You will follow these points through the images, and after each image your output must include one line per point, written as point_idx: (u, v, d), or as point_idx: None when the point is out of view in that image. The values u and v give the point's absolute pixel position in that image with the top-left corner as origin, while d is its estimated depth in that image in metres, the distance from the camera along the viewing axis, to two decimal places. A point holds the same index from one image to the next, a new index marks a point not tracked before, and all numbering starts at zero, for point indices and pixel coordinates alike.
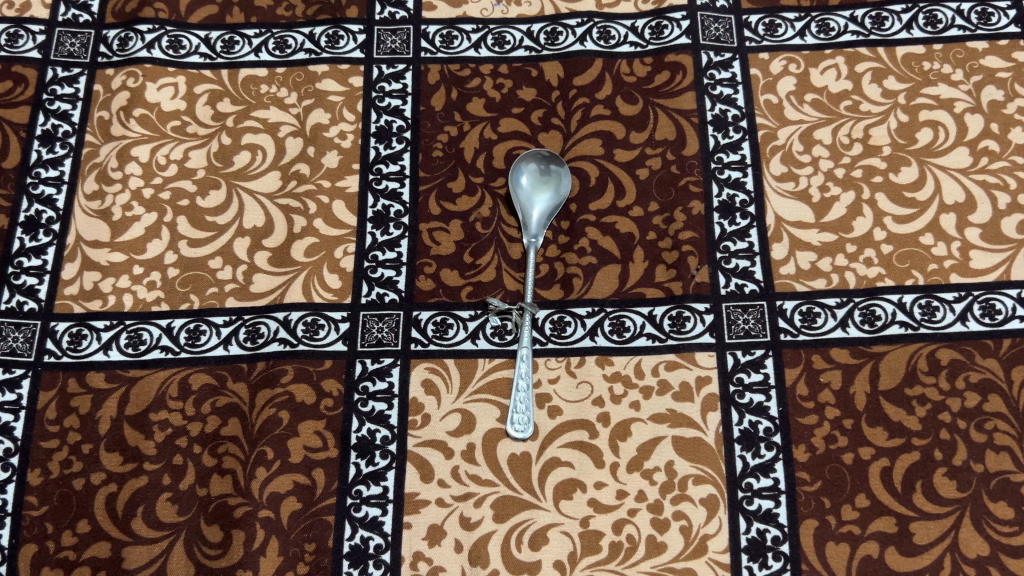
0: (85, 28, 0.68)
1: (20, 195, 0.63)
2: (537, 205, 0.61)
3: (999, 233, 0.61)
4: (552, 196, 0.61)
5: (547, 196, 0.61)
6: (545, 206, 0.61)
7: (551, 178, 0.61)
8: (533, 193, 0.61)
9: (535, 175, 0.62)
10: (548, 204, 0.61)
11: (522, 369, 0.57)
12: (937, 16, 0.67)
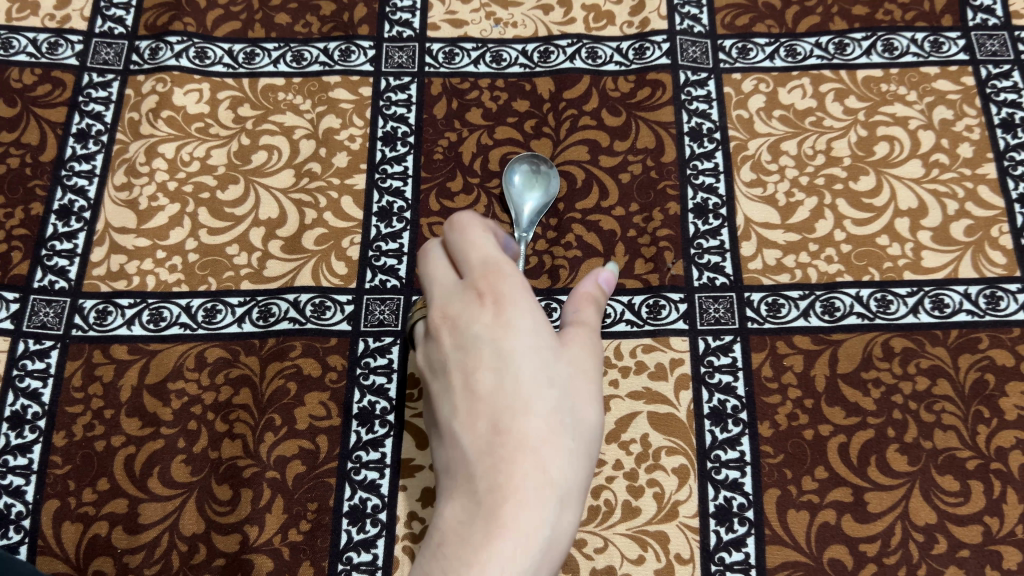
0: (118, 38, 0.74)
1: (54, 186, 0.69)
2: (526, 201, 0.67)
3: (948, 236, 0.67)
4: (541, 194, 0.67)
5: (537, 193, 0.67)
6: (534, 202, 0.67)
7: (540, 178, 0.68)
8: (523, 190, 0.68)
9: (526, 173, 0.68)
10: (538, 201, 0.67)
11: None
12: (893, 44, 0.74)
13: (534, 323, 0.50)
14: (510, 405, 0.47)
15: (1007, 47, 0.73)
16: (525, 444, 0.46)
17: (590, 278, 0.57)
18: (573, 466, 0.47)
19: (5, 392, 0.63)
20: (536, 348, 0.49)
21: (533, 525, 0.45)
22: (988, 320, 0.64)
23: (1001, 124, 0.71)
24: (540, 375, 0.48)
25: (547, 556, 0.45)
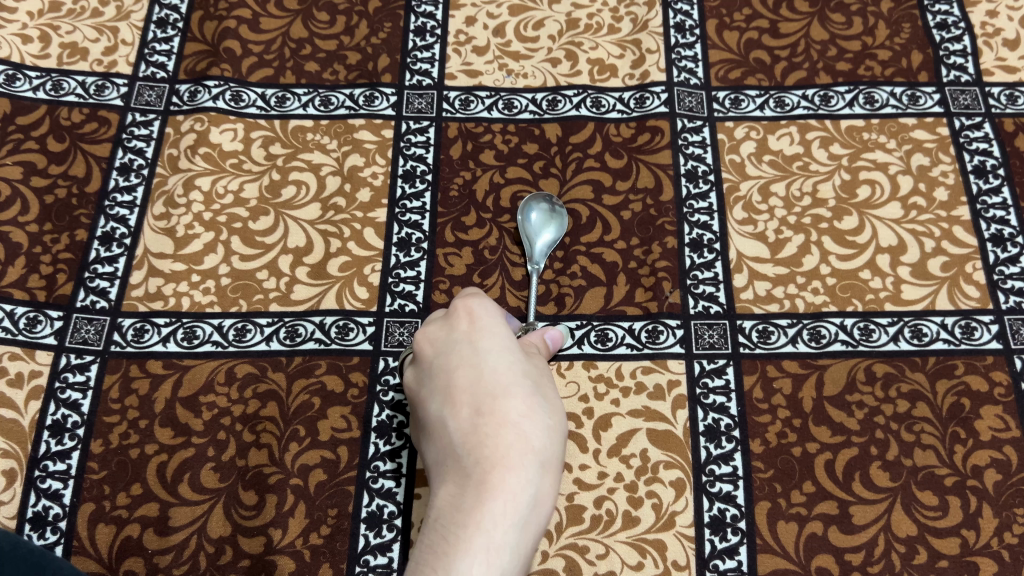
0: (160, 82, 0.81)
1: (98, 215, 0.74)
2: (541, 234, 0.72)
3: (926, 271, 0.72)
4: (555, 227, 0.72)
5: (551, 226, 0.72)
6: (549, 234, 0.72)
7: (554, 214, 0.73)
8: (539, 224, 0.72)
9: (542, 208, 0.73)
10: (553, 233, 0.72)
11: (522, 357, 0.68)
12: (874, 97, 0.80)
13: (503, 332, 0.60)
14: (487, 391, 0.56)
15: (978, 101, 0.80)
16: (503, 423, 0.54)
17: (539, 335, 0.65)
18: (549, 439, 0.55)
19: (46, 402, 0.67)
20: (507, 349, 0.58)
21: (518, 487, 0.52)
22: (963, 348, 0.69)
23: (974, 171, 0.77)
24: (511, 370, 0.57)
25: (534, 513, 0.52)
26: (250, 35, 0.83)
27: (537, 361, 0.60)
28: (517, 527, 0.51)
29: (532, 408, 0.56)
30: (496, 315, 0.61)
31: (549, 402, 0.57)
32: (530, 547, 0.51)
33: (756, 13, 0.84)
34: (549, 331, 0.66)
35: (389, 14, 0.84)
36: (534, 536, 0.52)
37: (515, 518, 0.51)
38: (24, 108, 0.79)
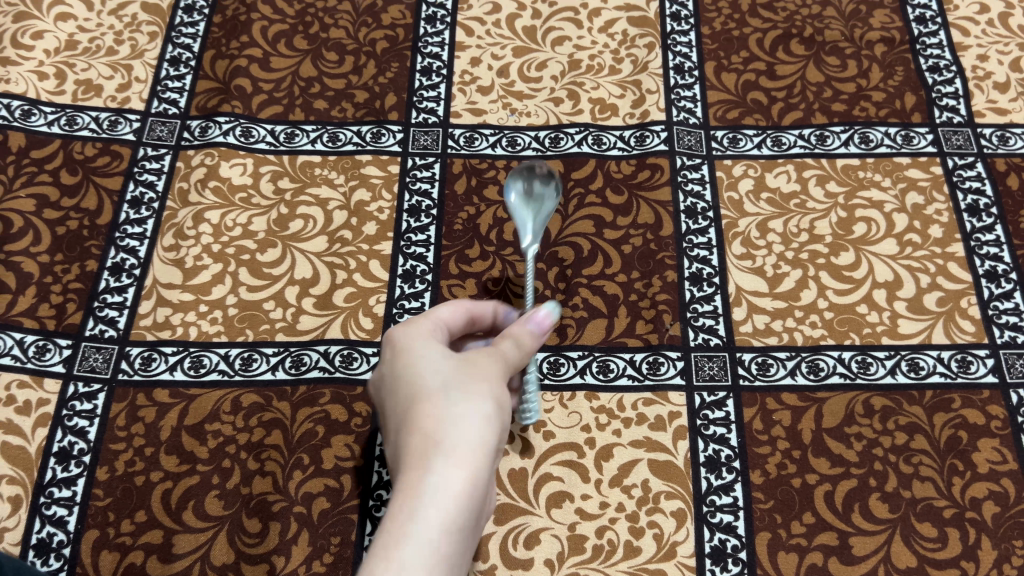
0: (172, 118, 0.82)
1: (108, 246, 0.76)
2: (521, 212, 0.72)
3: (922, 306, 0.73)
4: (536, 205, 0.72)
5: (533, 202, 0.72)
6: (529, 211, 0.72)
7: (538, 190, 0.73)
8: (518, 203, 0.72)
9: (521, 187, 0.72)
10: (534, 209, 0.72)
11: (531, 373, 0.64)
12: (869, 137, 0.82)
13: (426, 334, 0.55)
14: (403, 397, 0.52)
15: (970, 142, 0.82)
16: (411, 426, 0.50)
17: (521, 325, 0.56)
18: (458, 423, 0.50)
19: (53, 429, 0.68)
20: (423, 348, 0.54)
21: (417, 484, 0.48)
22: (959, 381, 0.70)
23: (968, 210, 0.78)
24: (422, 367, 0.53)
25: (444, 505, 0.47)
26: (260, 73, 0.85)
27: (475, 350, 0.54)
28: (425, 526, 0.46)
29: (440, 397, 0.51)
30: (426, 320, 0.56)
31: (466, 381, 0.52)
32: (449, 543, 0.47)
33: (753, 55, 0.86)
34: (535, 316, 0.56)
35: (396, 53, 0.86)
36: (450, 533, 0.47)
37: (416, 515, 0.47)
38: (39, 142, 0.81)
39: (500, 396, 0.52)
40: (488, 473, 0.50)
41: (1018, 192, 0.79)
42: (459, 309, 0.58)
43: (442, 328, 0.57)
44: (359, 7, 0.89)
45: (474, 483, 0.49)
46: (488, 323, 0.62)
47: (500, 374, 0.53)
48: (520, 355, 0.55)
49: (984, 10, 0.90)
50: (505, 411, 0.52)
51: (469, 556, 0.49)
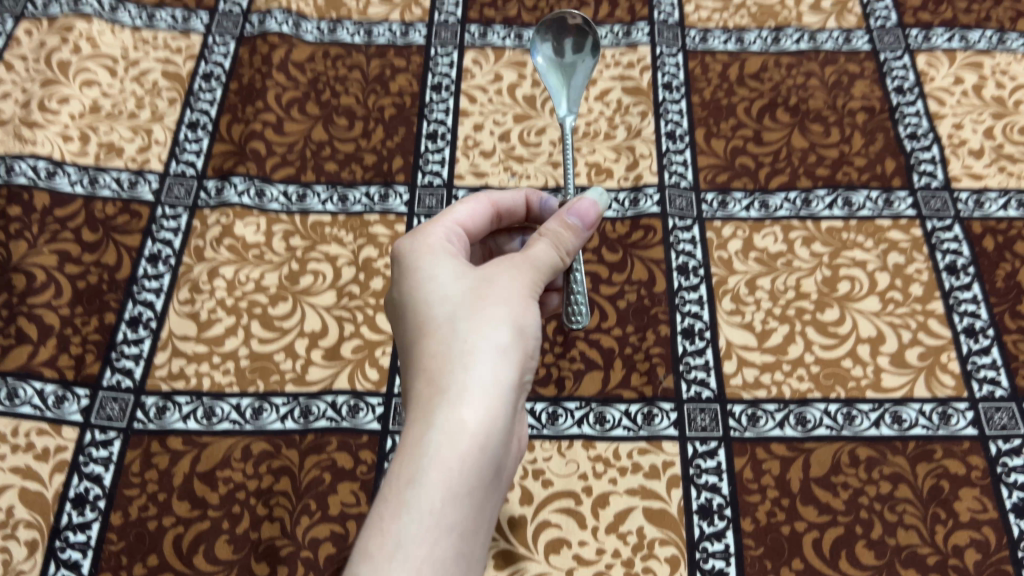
0: (189, 178, 0.87)
1: (126, 300, 0.79)
2: (552, 73, 0.80)
3: (904, 361, 0.77)
4: (566, 75, 0.79)
5: (565, 71, 0.79)
6: (562, 68, 0.79)
7: (573, 39, 0.79)
8: (550, 67, 0.79)
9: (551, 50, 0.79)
10: (566, 71, 0.79)
11: (578, 271, 0.64)
12: (852, 200, 0.86)
13: (436, 243, 0.56)
14: (415, 326, 0.53)
15: (947, 205, 0.86)
16: (418, 376, 0.51)
17: (558, 219, 0.57)
18: (463, 372, 0.50)
19: (70, 475, 0.71)
20: (432, 279, 0.54)
21: (425, 430, 0.48)
22: (941, 433, 0.73)
23: (946, 269, 0.82)
24: (430, 299, 0.53)
25: (446, 464, 0.47)
26: (274, 136, 0.89)
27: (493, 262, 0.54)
28: (435, 466, 0.47)
29: (449, 327, 0.51)
30: (439, 225, 0.58)
31: (473, 318, 0.51)
32: (464, 484, 0.47)
33: (741, 122, 0.91)
34: (576, 208, 0.57)
35: (403, 119, 0.91)
36: (465, 475, 0.47)
37: (415, 480, 0.46)
38: (62, 200, 0.84)
39: (510, 334, 0.52)
40: (498, 421, 0.49)
41: (993, 253, 0.83)
42: (477, 204, 0.61)
43: (457, 229, 0.59)
44: (369, 76, 0.94)
45: (479, 438, 0.48)
46: (516, 214, 0.65)
47: (517, 290, 0.53)
48: (557, 253, 0.56)
49: (959, 82, 0.95)
50: (516, 350, 0.52)
51: (482, 513, 0.49)
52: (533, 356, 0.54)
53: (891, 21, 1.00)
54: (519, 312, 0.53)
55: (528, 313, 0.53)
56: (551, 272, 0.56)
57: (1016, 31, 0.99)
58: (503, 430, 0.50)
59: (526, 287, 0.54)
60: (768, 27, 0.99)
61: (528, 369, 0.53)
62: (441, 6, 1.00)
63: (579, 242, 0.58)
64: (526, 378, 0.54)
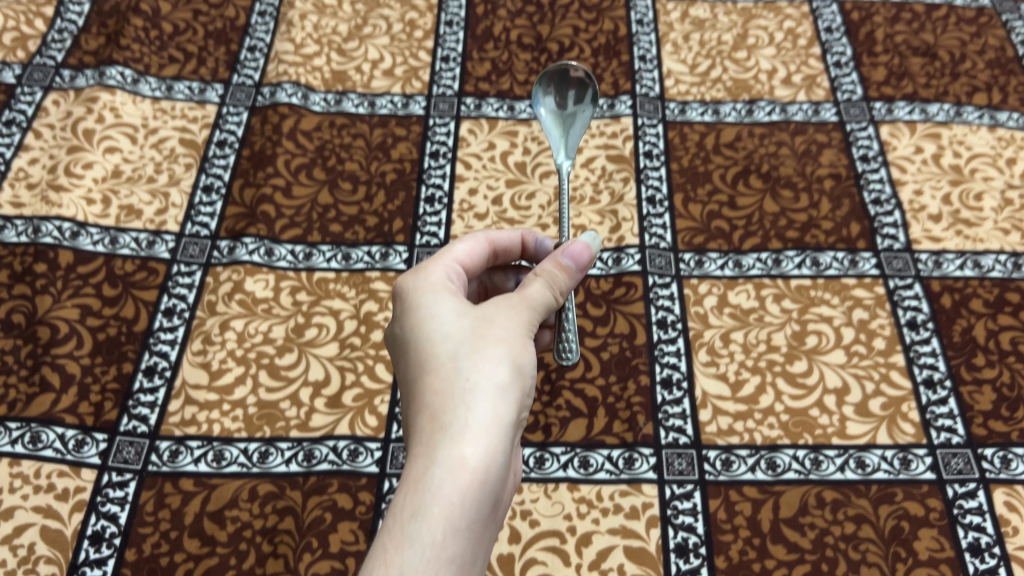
0: (203, 238, 0.93)
1: (143, 351, 0.85)
2: (554, 124, 0.84)
3: (868, 410, 0.82)
4: (567, 125, 0.83)
5: (567, 123, 0.83)
6: (563, 120, 0.84)
7: (574, 92, 0.84)
8: (552, 118, 0.84)
9: (553, 101, 0.84)
10: (567, 121, 0.83)
11: (570, 311, 0.67)
12: (820, 260, 0.93)
13: (438, 281, 0.60)
14: (417, 364, 0.56)
15: (909, 265, 0.93)
16: (421, 412, 0.53)
17: (552, 261, 0.60)
18: (466, 409, 0.53)
19: (88, 514, 0.75)
20: (436, 318, 0.57)
21: (427, 465, 0.50)
22: (902, 477, 0.78)
23: (907, 324, 0.88)
24: (433, 338, 0.56)
25: (448, 499, 0.49)
26: (283, 200, 0.96)
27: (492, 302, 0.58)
28: (437, 500, 0.49)
29: (450, 367, 0.54)
30: (440, 262, 0.62)
31: (475, 357, 0.54)
32: (465, 517, 0.50)
33: (716, 188, 0.98)
34: (569, 249, 0.60)
35: (403, 184, 0.98)
36: (466, 509, 0.50)
37: (418, 513, 0.49)
38: (84, 258, 0.91)
39: (510, 373, 0.55)
40: (498, 458, 0.52)
41: (951, 310, 0.89)
42: (475, 244, 0.65)
43: (457, 266, 0.63)
44: (372, 144, 1.01)
45: (480, 474, 0.51)
46: (511, 251, 0.70)
47: (515, 331, 0.56)
48: (552, 292, 0.59)
49: (919, 151, 1.02)
50: (515, 390, 0.55)
51: (479, 550, 0.51)
52: (530, 396, 0.57)
53: (857, 94, 1.08)
54: (519, 353, 0.56)
55: (527, 355, 0.56)
56: (546, 310, 0.59)
57: (971, 104, 1.06)
58: (502, 468, 0.52)
59: (525, 329, 0.57)
60: (742, 100, 1.06)
61: (525, 408, 0.56)
62: (438, 80, 1.08)
63: (574, 281, 0.61)
64: (523, 417, 0.57)
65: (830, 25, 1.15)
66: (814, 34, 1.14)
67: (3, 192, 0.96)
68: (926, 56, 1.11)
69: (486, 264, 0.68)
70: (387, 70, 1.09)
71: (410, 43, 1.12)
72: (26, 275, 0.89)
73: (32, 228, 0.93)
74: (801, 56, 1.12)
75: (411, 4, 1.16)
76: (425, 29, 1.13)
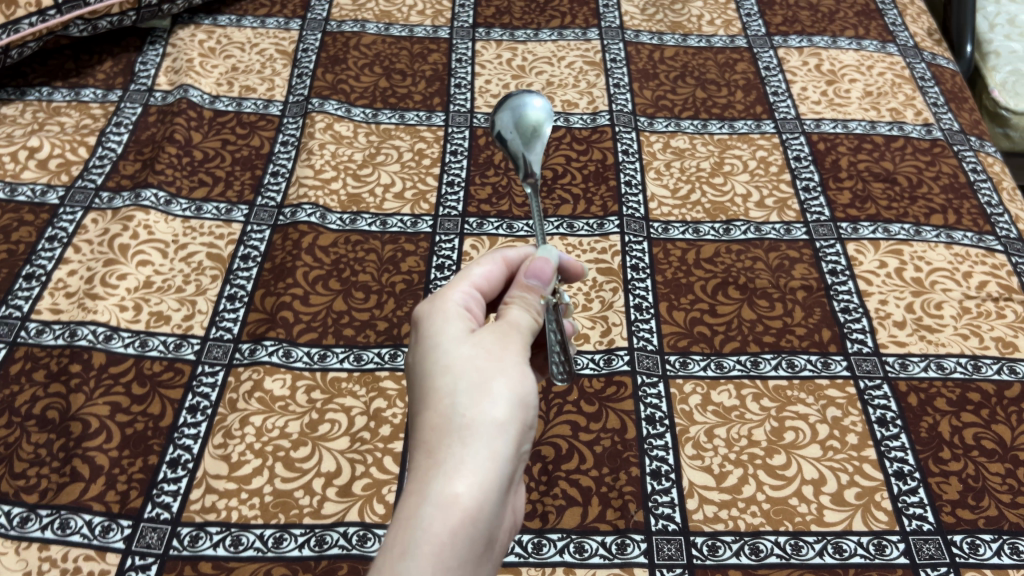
0: (226, 341, 1.01)
1: (168, 444, 0.91)
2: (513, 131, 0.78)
3: (844, 499, 0.88)
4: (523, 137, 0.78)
5: (537, 170, 0.78)
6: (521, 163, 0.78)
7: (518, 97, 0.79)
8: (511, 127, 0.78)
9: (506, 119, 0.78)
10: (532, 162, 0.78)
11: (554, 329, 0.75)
12: (794, 362, 1.01)
13: (453, 308, 0.71)
14: (422, 398, 0.66)
15: (877, 367, 1.01)
16: (422, 448, 0.63)
17: (519, 288, 0.73)
18: (460, 448, 0.63)
19: None
20: (437, 353, 0.68)
21: (419, 503, 0.60)
22: (877, 561, 0.84)
23: (878, 421, 0.95)
24: (436, 375, 0.66)
25: (438, 534, 0.59)
26: (301, 307, 1.04)
27: (489, 339, 0.68)
28: (426, 537, 0.59)
29: (447, 408, 0.64)
30: (458, 289, 0.73)
31: (470, 398, 0.65)
32: (452, 553, 0.59)
33: (698, 297, 1.07)
34: (535, 271, 0.74)
35: (412, 292, 1.07)
36: (454, 545, 0.59)
37: (409, 550, 0.58)
38: (115, 359, 0.98)
39: (502, 414, 0.65)
40: (487, 495, 0.62)
41: (917, 408, 0.97)
42: (492, 266, 0.76)
43: (473, 290, 0.74)
44: (383, 258, 1.10)
45: (468, 510, 0.60)
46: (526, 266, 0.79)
47: (508, 373, 0.67)
48: (530, 315, 0.72)
49: (883, 265, 1.12)
50: (508, 428, 0.65)
51: None
52: (524, 432, 0.67)
53: (825, 216, 1.18)
54: (510, 395, 0.66)
55: (518, 395, 0.66)
56: (530, 331, 0.72)
57: (929, 224, 1.17)
58: (491, 504, 0.62)
59: (516, 368, 0.67)
60: (720, 220, 1.17)
61: (520, 444, 0.66)
62: (444, 202, 1.18)
63: (544, 296, 0.74)
64: (519, 453, 0.67)
65: (798, 154, 1.27)
66: (784, 162, 1.26)
67: (43, 300, 1.04)
68: (886, 182, 1.23)
69: (508, 279, 0.79)
70: (398, 193, 1.19)
71: (419, 169, 1.23)
72: (62, 374, 0.96)
73: (69, 332, 1.01)
74: (772, 181, 1.23)
75: (420, 136, 1.28)
76: (433, 158, 1.25)
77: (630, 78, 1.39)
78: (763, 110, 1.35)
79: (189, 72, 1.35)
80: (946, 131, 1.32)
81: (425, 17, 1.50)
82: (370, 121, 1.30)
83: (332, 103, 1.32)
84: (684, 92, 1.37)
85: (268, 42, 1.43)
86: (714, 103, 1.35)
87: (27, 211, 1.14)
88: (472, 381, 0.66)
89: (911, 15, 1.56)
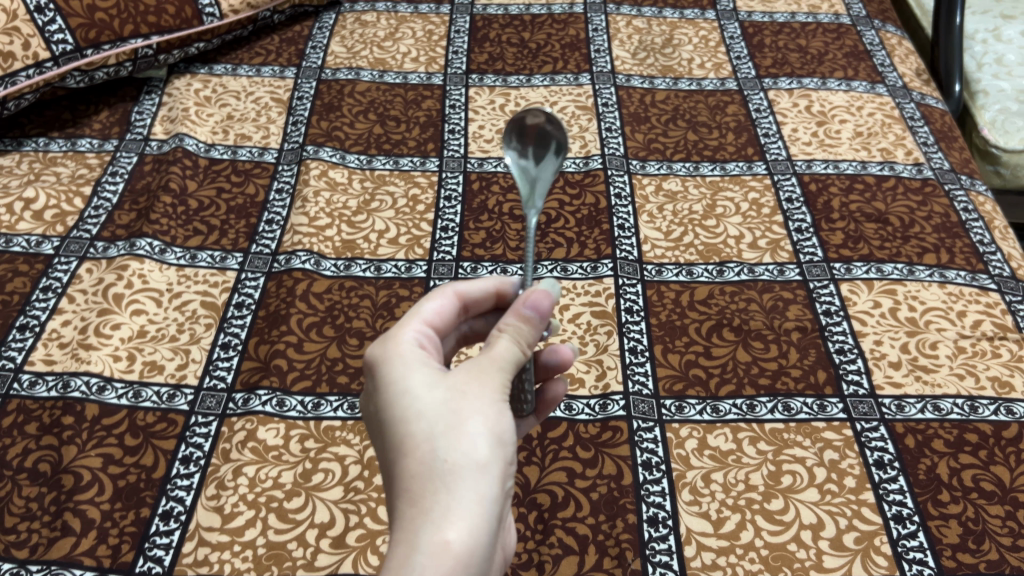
0: (220, 390, 1.00)
1: (160, 496, 0.90)
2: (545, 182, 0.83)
3: (843, 544, 0.88)
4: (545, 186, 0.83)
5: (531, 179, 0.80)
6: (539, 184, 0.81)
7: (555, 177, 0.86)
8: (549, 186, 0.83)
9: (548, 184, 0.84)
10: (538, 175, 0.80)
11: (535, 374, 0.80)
12: (790, 405, 1.00)
13: (407, 350, 0.71)
14: (397, 447, 0.65)
15: (873, 409, 1.00)
16: (405, 497, 0.63)
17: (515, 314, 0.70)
18: (445, 495, 0.62)
19: None
20: (408, 399, 0.67)
21: (409, 553, 0.60)
22: None
23: (876, 463, 0.95)
24: (410, 422, 0.65)
25: None
26: (295, 354, 1.04)
27: (461, 379, 0.68)
28: None
29: (427, 454, 0.64)
30: (409, 330, 0.73)
31: (449, 442, 0.64)
32: None
33: (692, 340, 1.07)
34: (533, 300, 0.70)
35: None
36: None
37: None
38: (108, 410, 0.98)
39: (484, 455, 0.64)
40: (477, 537, 0.62)
41: (914, 450, 0.96)
42: (440, 303, 0.77)
43: (425, 328, 0.74)
44: (377, 304, 1.11)
45: (460, 556, 0.60)
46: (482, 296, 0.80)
47: (485, 410, 0.66)
48: (519, 347, 0.69)
49: (877, 305, 1.12)
50: (491, 468, 0.64)
51: None
52: (506, 469, 0.66)
53: (818, 256, 1.18)
54: (488, 433, 0.65)
55: (495, 432, 0.65)
56: (515, 364, 0.69)
57: (923, 264, 1.17)
58: (482, 546, 0.62)
59: (493, 406, 0.67)
60: (713, 262, 1.17)
61: (504, 482, 0.66)
62: (438, 247, 1.19)
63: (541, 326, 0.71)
64: (504, 491, 0.66)
65: (790, 196, 1.28)
66: (776, 204, 1.26)
67: (36, 351, 1.04)
68: (878, 222, 1.23)
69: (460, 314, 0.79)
70: (392, 239, 1.20)
71: (413, 215, 1.24)
72: (55, 426, 0.96)
73: (62, 383, 1.00)
74: (765, 222, 1.23)
75: (414, 182, 1.29)
76: (427, 204, 1.25)
77: (622, 121, 1.41)
78: (754, 152, 1.36)
79: (185, 121, 1.36)
80: (936, 170, 1.33)
81: (419, 64, 1.52)
82: (364, 167, 1.31)
83: (327, 150, 1.33)
84: (675, 134, 1.38)
85: (263, 90, 1.45)
86: (705, 146, 1.36)
87: (21, 262, 1.14)
88: (450, 424, 0.65)
89: (899, 56, 1.58)
